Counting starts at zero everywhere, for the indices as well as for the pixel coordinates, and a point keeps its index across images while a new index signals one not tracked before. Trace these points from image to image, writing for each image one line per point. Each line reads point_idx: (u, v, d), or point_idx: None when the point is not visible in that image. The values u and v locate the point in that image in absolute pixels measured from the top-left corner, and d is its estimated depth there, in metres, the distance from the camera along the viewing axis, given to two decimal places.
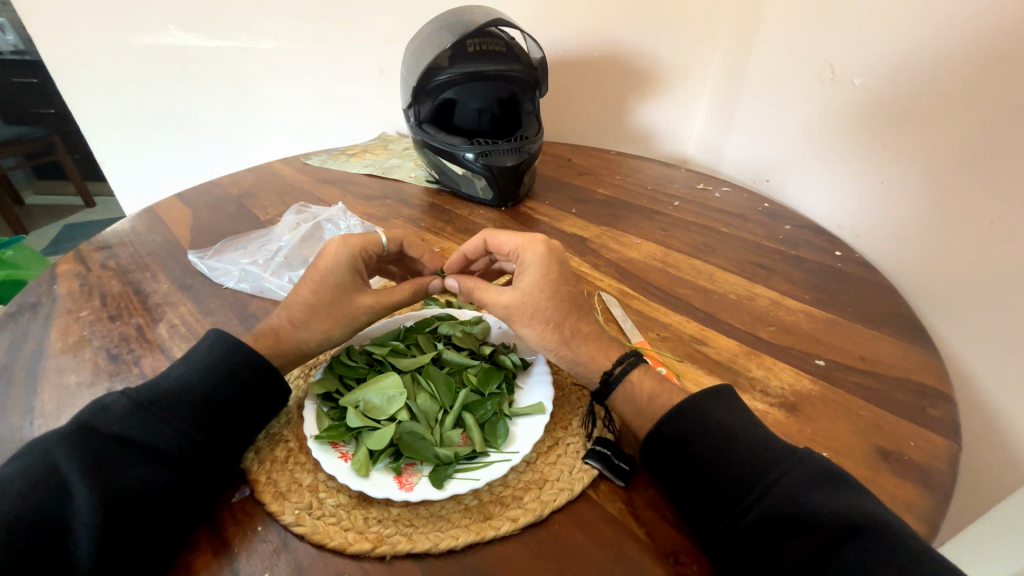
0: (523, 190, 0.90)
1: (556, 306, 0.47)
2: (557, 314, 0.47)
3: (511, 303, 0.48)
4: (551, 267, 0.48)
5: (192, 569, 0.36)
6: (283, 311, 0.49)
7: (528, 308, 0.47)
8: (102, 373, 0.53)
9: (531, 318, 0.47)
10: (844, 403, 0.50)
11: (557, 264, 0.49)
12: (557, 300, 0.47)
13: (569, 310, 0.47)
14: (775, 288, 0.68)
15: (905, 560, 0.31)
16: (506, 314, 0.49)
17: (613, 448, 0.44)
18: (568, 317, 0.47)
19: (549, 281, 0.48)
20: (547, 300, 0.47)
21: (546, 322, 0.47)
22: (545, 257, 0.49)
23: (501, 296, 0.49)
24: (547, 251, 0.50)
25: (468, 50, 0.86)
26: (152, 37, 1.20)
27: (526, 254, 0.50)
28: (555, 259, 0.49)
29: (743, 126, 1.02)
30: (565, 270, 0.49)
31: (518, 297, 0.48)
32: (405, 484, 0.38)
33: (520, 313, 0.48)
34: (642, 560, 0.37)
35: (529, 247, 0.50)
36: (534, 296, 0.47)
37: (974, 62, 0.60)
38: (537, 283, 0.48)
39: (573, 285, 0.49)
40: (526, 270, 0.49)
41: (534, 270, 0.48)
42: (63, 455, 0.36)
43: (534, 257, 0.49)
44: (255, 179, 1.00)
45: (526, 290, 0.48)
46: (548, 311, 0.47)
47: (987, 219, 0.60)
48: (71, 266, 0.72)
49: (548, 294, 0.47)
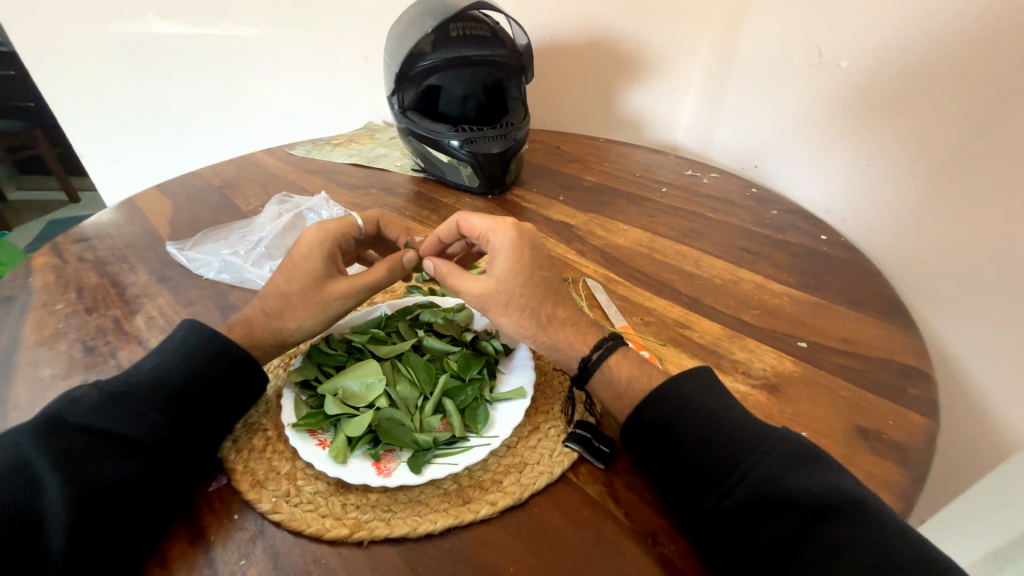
0: (510, 177, 0.89)
1: (530, 292, 0.46)
2: (533, 301, 0.46)
3: (485, 291, 0.47)
4: (521, 251, 0.47)
5: (169, 559, 0.35)
6: (258, 301, 0.49)
7: (503, 297, 0.46)
8: (78, 365, 0.52)
9: (507, 306, 0.46)
10: (825, 384, 0.50)
11: (528, 246, 0.48)
12: (533, 285, 0.46)
13: (544, 295, 0.47)
14: (760, 272, 0.68)
15: (878, 537, 0.32)
16: (480, 303, 0.48)
17: (593, 430, 0.44)
18: (544, 303, 0.47)
19: (522, 264, 0.47)
20: (522, 286, 0.46)
21: (522, 310, 0.46)
22: (515, 240, 0.48)
23: (475, 284, 0.48)
24: (517, 233, 0.48)
25: (451, 34, 0.85)
26: (130, 25, 1.18)
27: (495, 237, 0.49)
28: (526, 240, 0.48)
29: (732, 111, 1.02)
30: (537, 251, 0.48)
31: (492, 285, 0.47)
32: (382, 469, 0.38)
33: (495, 302, 0.47)
34: (621, 541, 0.37)
35: (497, 230, 0.49)
36: (508, 283, 0.46)
37: (960, 41, 0.60)
38: (510, 268, 0.46)
39: (547, 268, 0.48)
40: (497, 255, 0.48)
41: (505, 255, 0.47)
42: (31, 446, 0.35)
43: (504, 241, 0.48)
44: (237, 170, 0.99)
45: (499, 277, 0.47)
46: (523, 297, 0.46)
47: (971, 199, 0.61)
48: (47, 259, 0.71)
49: (523, 280, 0.46)
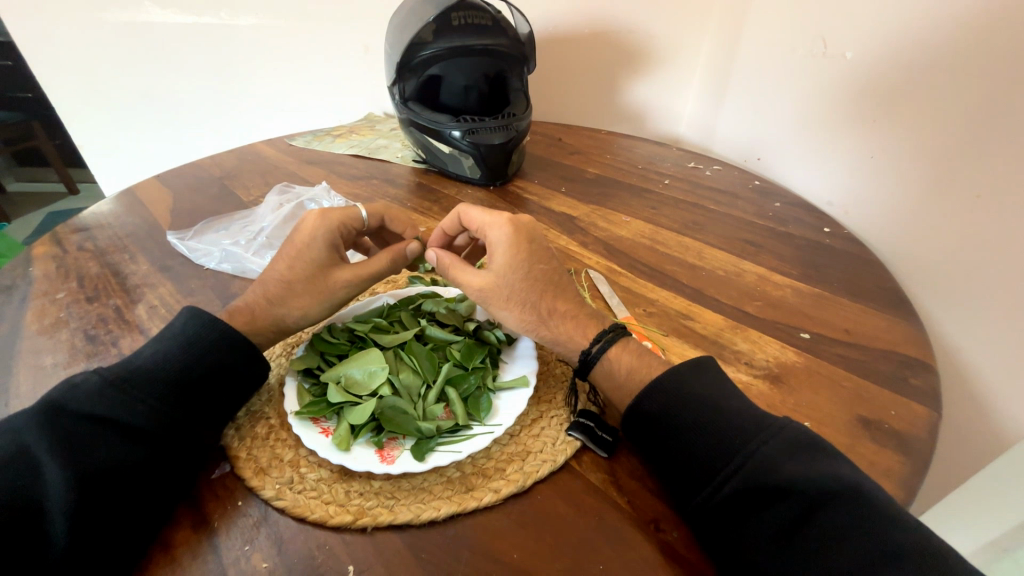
0: (512, 169, 0.89)
1: (530, 286, 0.46)
2: (532, 295, 0.46)
3: (485, 286, 0.47)
4: (519, 245, 0.47)
5: (173, 544, 0.36)
6: (258, 288, 0.48)
7: (503, 291, 0.46)
8: (79, 354, 0.52)
9: (507, 301, 0.46)
10: (827, 374, 0.50)
11: (525, 239, 0.47)
12: (532, 279, 0.46)
13: (543, 289, 0.47)
14: (763, 264, 0.68)
15: (880, 525, 0.32)
16: (480, 297, 0.47)
17: (597, 419, 0.44)
18: (544, 296, 0.46)
19: (520, 258, 0.46)
20: (521, 280, 0.46)
21: (523, 304, 0.46)
22: (511, 234, 0.47)
23: (474, 279, 0.48)
24: (513, 226, 0.48)
25: (453, 23, 0.84)
26: (127, 13, 1.16)
27: (492, 231, 0.48)
28: (522, 233, 0.48)
29: (736, 103, 1.01)
30: (534, 245, 0.48)
31: (492, 279, 0.47)
32: (386, 457, 0.38)
33: (496, 296, 0.46)
34: (623, 527, 0.37)
35: (493, 224, 0.48)
36: (507, 278, 0.46)
37: (967, 31, 0.59)
38: (508, 263, 0.46)
39: (546, 261, 0.48)
40: (494, 249, 0.47)
41: (503, 249, 0.47)
42: (31, 434, 0.35)
43: (501, 235, 0.47)
44: (237, 160, 0.98)
45: (498, 271, 0.46)
46: (523, 291, 0.46)
47: (974, 191, 0.60)
48: (47, 249, 0.70)
49: (522, 274, 0.46)
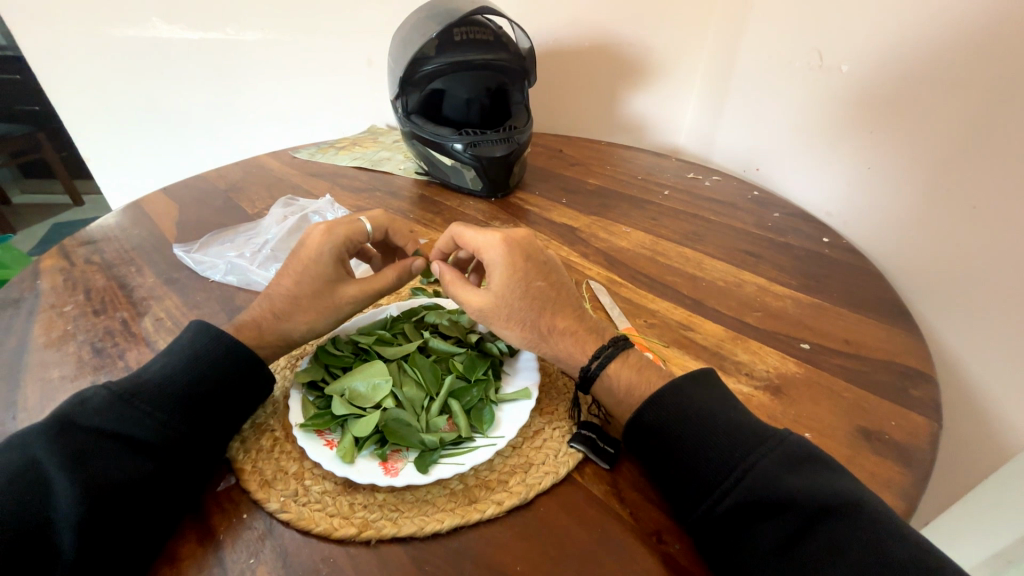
0: (513, 181, 0.89)
1: (528, 304, 0.47)
2: (532, 313, 0.47)
3: (484, 305, 0.47)
4: (515, 263, 0.47)
5: (179, 558, 0.36)
6: (264, 302, 0.49)
7: (503, 310, 0.47)
8: (86, 366, 0.53)
9: (508, 320, 0.47)
10: (827, 385, 0.51)
11: (521, 259, 0.48)
12: (530, 297, 0.47)
13: (542, 306, 0.47)
14: (763, 275, 0.68)
15: (878, 538, 0.32)
16: (482, 316, 0.48)
17: (598, 431, 0.44)
18: (543, 313, 0.47)
19: (517, 278, 0.47)
20: (520, 299, 0.46)
21: (522, 321, 0.46)
22: (507, 254, 0.48)
23: (474, 298, 0.48)
24: (508, 246, 0.48)
25: (455, 38, 0.85)
26: (135, 30, 1.18)
27: (487, 252, 0.49)
28: (517, 253, 0.48)
29: (734, 115, 1.02)
30: (530, 263, 0.48)
31: (491, 299, 0.47)
32: (389, 469, 0.39)
33: (496, 315, 0.47)
34: (624, 540, 0.37)
35: (489, 244, 0.49)
36: (506, 297, 0.46)
37: (964, 44, 0.60)
38: (506, 283, 0.47)
39: (544, 278, 0.48)
40: (492, 269, 0.48)
41: (500, 270, 0.47)
42: (42, 449, 0.35)
43: (496, 256, 0.48)
44: (242, 173, 0.99)
45: (496, 291, 0.47)
46: (521, 310, 0.46)
47: (971, 203, 0.61)
48: (55, 261, 0.71)
49: (520, 293, 0.47)
